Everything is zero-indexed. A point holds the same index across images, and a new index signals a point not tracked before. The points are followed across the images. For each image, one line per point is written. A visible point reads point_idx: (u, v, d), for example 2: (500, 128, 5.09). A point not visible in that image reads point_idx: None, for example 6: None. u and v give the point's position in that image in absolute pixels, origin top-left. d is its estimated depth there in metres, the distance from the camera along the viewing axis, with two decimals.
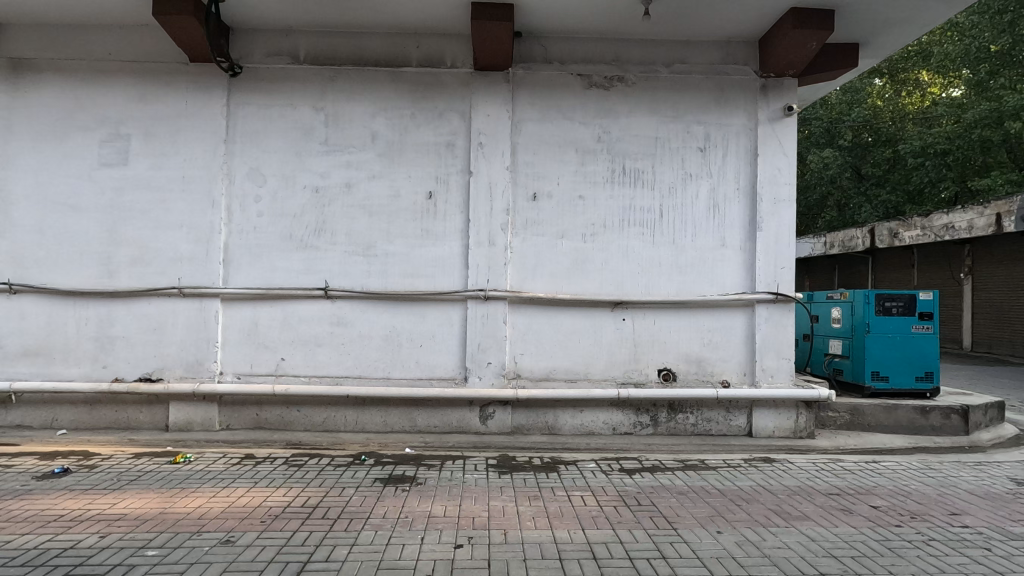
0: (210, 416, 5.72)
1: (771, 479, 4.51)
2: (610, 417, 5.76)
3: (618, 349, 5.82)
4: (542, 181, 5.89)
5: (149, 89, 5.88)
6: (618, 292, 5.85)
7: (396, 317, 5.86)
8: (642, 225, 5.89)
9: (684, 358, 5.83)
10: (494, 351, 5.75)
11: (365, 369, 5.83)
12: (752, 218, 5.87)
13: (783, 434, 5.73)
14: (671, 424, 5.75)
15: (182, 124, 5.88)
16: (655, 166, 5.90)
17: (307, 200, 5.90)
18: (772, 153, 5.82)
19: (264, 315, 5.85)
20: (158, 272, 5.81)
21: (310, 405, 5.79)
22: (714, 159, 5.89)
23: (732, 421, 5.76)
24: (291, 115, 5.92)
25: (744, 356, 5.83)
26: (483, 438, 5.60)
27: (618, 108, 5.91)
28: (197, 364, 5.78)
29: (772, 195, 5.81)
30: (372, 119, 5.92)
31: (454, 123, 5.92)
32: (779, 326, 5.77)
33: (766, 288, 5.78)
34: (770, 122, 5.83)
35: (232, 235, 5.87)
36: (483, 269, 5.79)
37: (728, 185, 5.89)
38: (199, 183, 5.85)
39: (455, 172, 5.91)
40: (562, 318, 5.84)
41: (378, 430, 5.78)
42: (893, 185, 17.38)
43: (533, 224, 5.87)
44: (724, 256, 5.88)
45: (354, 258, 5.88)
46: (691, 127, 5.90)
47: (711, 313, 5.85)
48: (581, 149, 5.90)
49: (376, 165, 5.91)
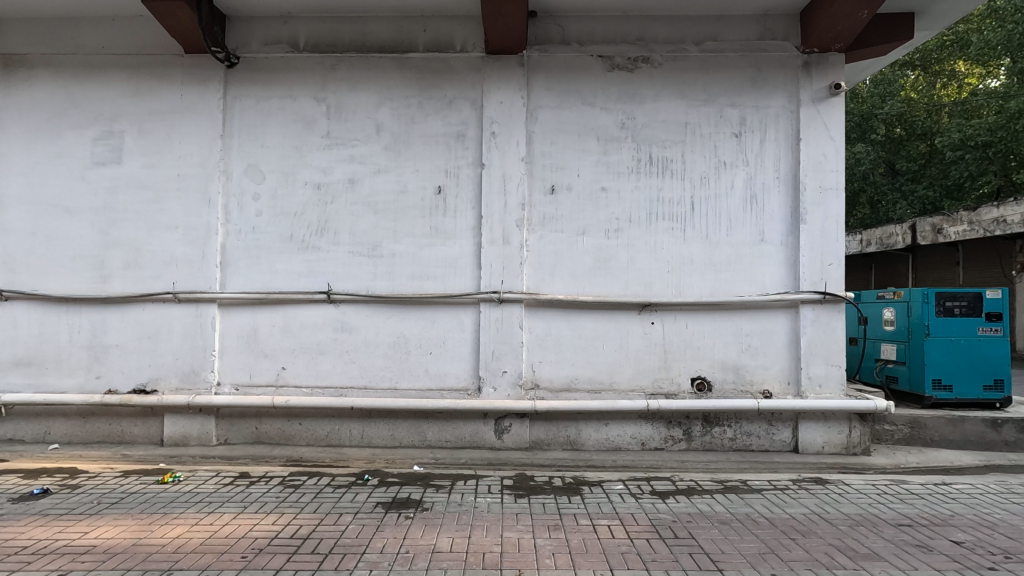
0: (207, 430, 5.36)
1: (827, 506, 3.93)
2: (639, 430, 5.22)
3: (647, 357, 5.28)
4: (560, 173, 5.40)
5: (142, 83, 5.55)
6: (645, 293, 5.32)
7: (405, 322, 5.42)
8: (672, 219, 5.35)
9: (720, 366, 5.26)
10: (510, 359, 5.27)
11: (371, 379, 5.39)
12: (795, 209, 5.28)
13: (834, 450, 5.12)
14: (706, 439, 5.19)
15: (177, 120, 5.54)
16: (685, 154, 5.36)
17: (308, 198, 5.51)
18: (817, 136, 5.23)
19: (264, 321, 5.47)
20: (152, 276, 5.48)
21: (312, 418, 5.39)
22: (752, 146, 5.33)
23: (775, 436, 5.17)
24: (290, 107, 5.54)
25: (788, 364, 5.23)
26: (499, 454, 5.11)
27: (643, 93, 5.39)
28: (193, 375, 5.42)
29: (817, 183, 5.22)
30: (376, 110, 5.51)
31: (464, 112, 5.47)
32: (827, 330, 5.17)
33: (812, 287, 5.18)
34: (814, 103, 5.25)
35: (230, 237, 5.51)
36: (497, 269, 5.32)
37: (768, 173, 5.32)
38: (195, 182, 5.51)
39: (466, 165, 5.45)
40: (584, 322, 5.33)
41: (385, 445, 5.34)
42: (931, 181, 16.31)
43: (551, 220, 5.38)
44: (764, 253, 5.30)
45: (359, 259, 5.46)
46: (725, 110, 5.35)
47: (750, 315, 5.28)
48: (603, 137, 5.40)
49: (381, 158, 5.49)
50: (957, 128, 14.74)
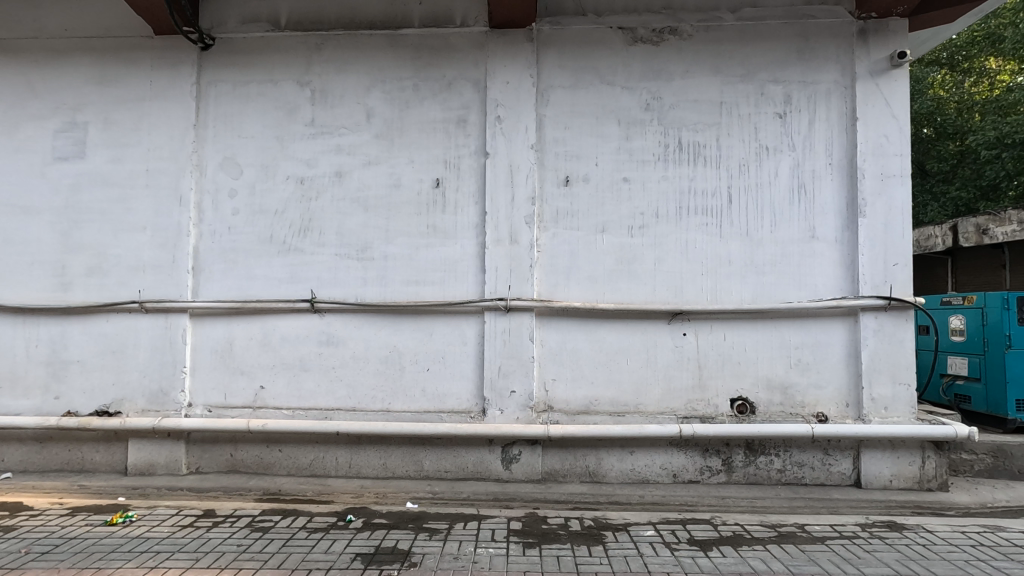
0: (176, 457, 4.73)
1: (914, 566, 3.15)
2: (670, 460, 4.47)
3: (678, 374, 4.54)
4: (575, 162, 4.70)
5: (108, 68, 4.99)
6: (675, 300, 4.58)
7: (398, 334, 4.74)
8: (705, 214, 4.61)
9: (764, 384, 4.49)
10: (518, 377, 4.55)
11: (360, 401, 4.72)
12: (852, 199, 4.51)
13: (905, 485, 4.31)
14: (750, 470, 4.43)
15: (147, 108, 4.96)
16: (720, 138, 4.63)
17: (291, 194, 4.88)
18: (877, 114, 4.47)
19: (240, 333, 4.84)
20: (117, 283, 4.88)
21: (294, 444, 4.73)
22: (799, 127, 4.58)
23: (832, 467, 4.39)
24: (271, 92, 4.93)
25: (847, 382, 4.45)
26: (506, 488, 4.39)
27: (670, 68, 4.68)
28: (162, 395, 4.79)
29: (879, 168, 4.45)
30: (367, 93, 4.88)
31: (465, 94, 4.81)
32: (893, 342, 4.38)
33: (874, 291, 4.40)
34: (872, 77, 4.49)
35: (204, 238, 4.90)
36: (503, 272, 4.62)
37: (817, 159, 4.56)
38: (166, 178, 4.92)
39: (468, 154, 4.78)
40: (604, 334, 4.60)
41: (377, 475, 4.65)
42: (965, 182, 12.22)
43: (565, 216, 4.68)
44: (816, 252, 4.53)
45: (347, 262, 4.81)
46: (766, 87, 4.62)
47: (799, 325, 4.51)
48: (624, 121, 4.69)
49: (373, 148, 4.85)
50: (992, 120, 10.97)
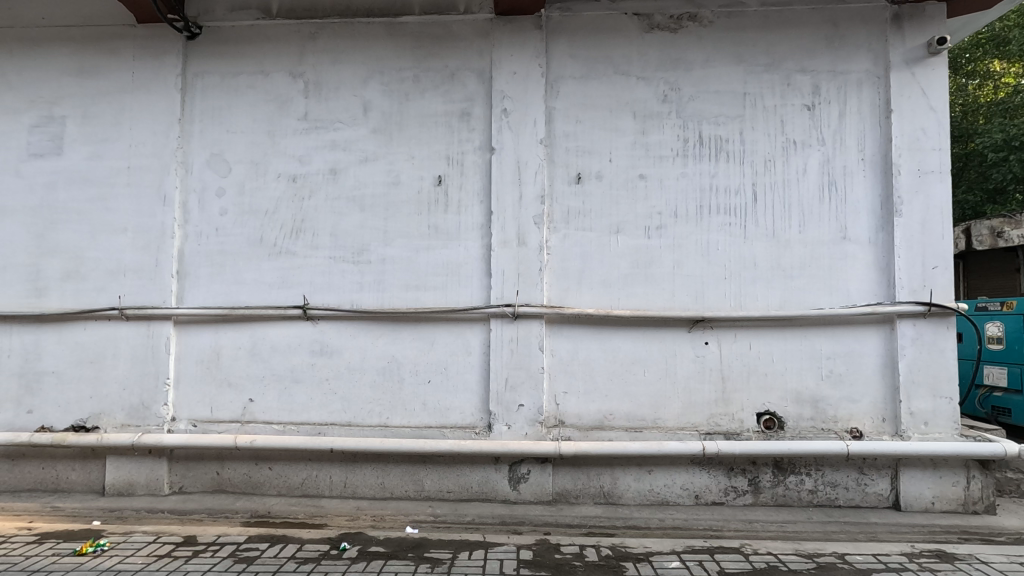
0: (158, 475, 4.39)
1: None
2: (691, 480, 4.13)
3: (699, 387, 4.20)
4: (587, 158, 4.37)
5: (87, 59, 4.68)
6: (696, 306, 4.24)
7: (398, 344, 4.40)
8: (727, 214, 4.28)
9: (793, 397, 4.15)
10: (527, 390, 4.21)
11: (356, 415, 4.38)
12: (887, 197, 4.17)
13: (948, 508, 3.96)
14: (778, 491, 4.09)
15: (128, 101, 4.64)
16: (743, 132, 4.31)
17: (282, 192, 4.55)
18: (914, 106, 4.14)
19: (228, 342, 4.51)
20: (96, 288, 4.55)
21: (285, 462, 4.38)
22: (828, 121, 4.26)
23: (868, 488, 4.04)
24: (262, 84, 4.61)
25: (883, 395, 4.11)
26: (514, 510, 4.05)
27: (689, 57, 4.37)
28: (143, 409, 4.45)
29: (916, 164, 4.12)
30: (364, 85, 4.56)
31: (469, 86, 4.49)
32: (934, 351, 4.03)
33: (912, 297, 4.06)
34: (907, 66, 4.16)
35: (189, 240, 4.57)
36: (511, 276, 4.29)
37: (849, 155, 4.24)
38: (149, 175, 4.59)
39: (472, 150, 4.45)
40: (619, 343, 4.26)
41: (374, 496, 4.31)
42: (969, 187, 11.19)
43: (577, 216, 4.35)
44: (849, 254, 4.19)
45: (342, 266, 4.48)
46: (793, 77, 4.29)
47: (830, 333, 4.17)
48: (640, 113, 4.36)
49: (370, 144, 4.53)
50: (999, 121, 10.22)
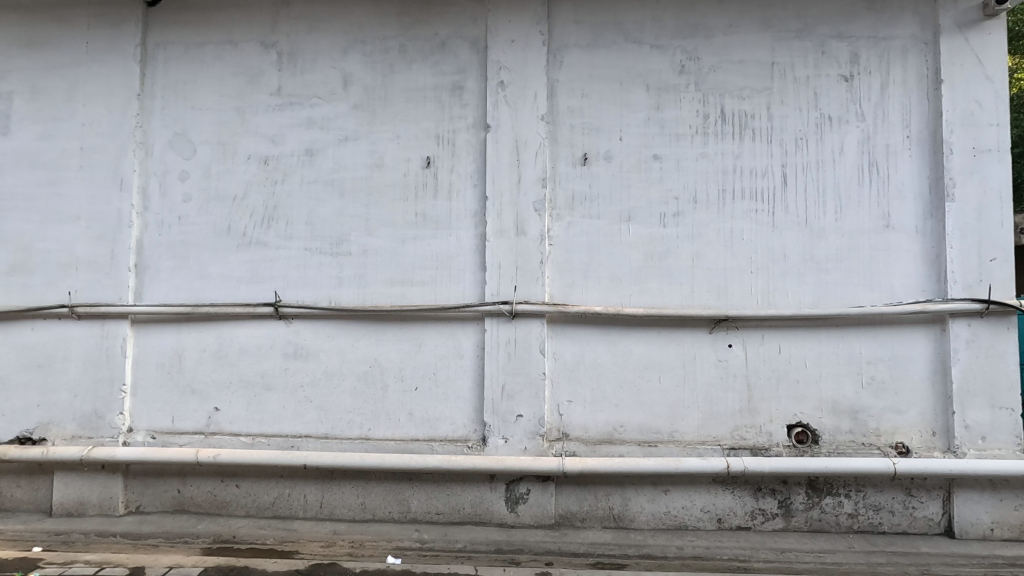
0: (111, 494, 3.91)
1: None
2: (713, 502, 3.63)
3: (721, 396, 3.70)
4: (595, 136, 3.87)
5: (38, 29, 4.21)
6: (718, 304, 3.73)
7: (381, 346, 3.91)
8: (753, 199, 3.78)
9: (829, 407, 3.65)
10: (526, 398, 3.72)
11: (334, 426, 3.89)
12: (937, 179, 3.66)
13: (1009, 535, 3.45)
14: (812, 515, 3.59)
15: (82, 76, 4.16)
16: (771, 107, 3.80)
17: (253, 176, 4.07)
18: (968, 75, 3.63)
19: (191, 344, 4.02)
20: (45, 283, 4.07)
21: (255, 479, 3.90)
22: (868, 93, 3.75)
23: (917, 512, 3.54)
24: (230, 56, 4.13)
25: (933, 405, 3.59)
26: (512, 536, 3.56)
27: (710, 23, 3.86)
28: (95, 419, 3.97)
29: (971, 141, 3.60)
30: (344, 56, 4.07)
31: (462, 55, 3.99)
32: (992, 355, 3.52)
33: (967, 293, 3.55)
34: (960, 30, 3.65)
35: (148, 230, 4.09)
36: (507, 270, 3.79)
37: (893, 131, 3.73)
38: (104, 157, 4.11)
39: (465, 127, 3.96)
40: (631, 346, 3.76)
41: (353, 518, 3.82)
42: None
43: (582, 201, 3.85)
44: (892, 244, 3.68)
45: (319, 259, 3.99)
46: (828, 44, 3.79)
47: (872, 335, 3.66)
48: (654, 86, 3.86)
49: (350, 121, 4.04)
50: None
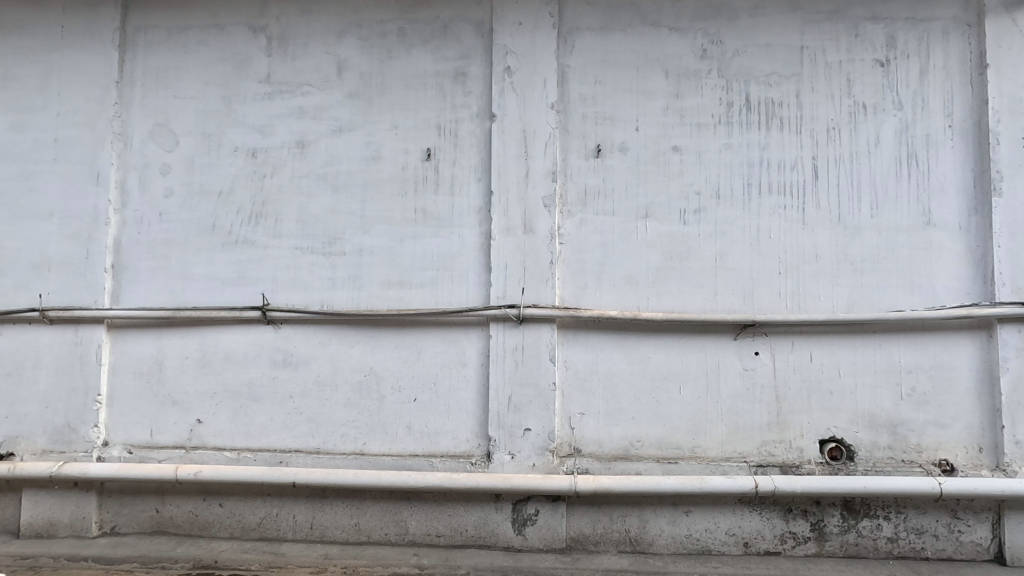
0: (84, 513, 3.60)
1: None
2: (739, 524, 3.32)
3: (748, 408, 3.40)
4: (609, 126, 3.58)
5: (10, 12, 3.92)
6: (744, 308, 3.43)
7: (378, 354, 3.60)
8: (782, 193, 3.48)
9: (865, 421, 3.34)
10: (534, 411, 3.41)
11: (326, 441, 3.58)
12: (982, 172, 3.36)
13: None
14: (848, 538, 3.28)
15: (57, 62, 3.87)
16: (801, 94, 3.50)
17: (240, 170, 3.77)
18: (1017, 59, 3.33)
19: (172, 351, 3.72)
20: (14, 285, 3.77)
21: (239, 498, 3.59)
22: (906, 79, 3.45)
23: (963, 536, 3.23)
24: (216, 41, 3.84)
25: (980, 419, 3.29)
26: (520, 561, 3.25)
27: (734, 4, 3.58)
28: (67, 432, 3.66)
29: (1019, 129, 3.31)
30: (338, 40, 3.78)
31: (465, 40, 3.70)
32: None
33: (1016, 296, 3.25)
34: (1006, 10, 3.36)
35: (126, 227, 3.79)
36: (514, 271, 3.49)
37: (933, 120, 3.43)
38: (80, 150, 3.82)
39: (468, 117, 3.66)
40: (649, 354, 3.46)
41: (346, 540, 3.51)
42: None
43: (595, 197, 3.55)
44: (934, 243, 3.38)
45: (310, 258, 3.69)
46: (862, 26, 3.50)
47: (912, 343, 3.36)
48: (673, 72, 3.57)
49: (344, 110, 3.74)
50: None
